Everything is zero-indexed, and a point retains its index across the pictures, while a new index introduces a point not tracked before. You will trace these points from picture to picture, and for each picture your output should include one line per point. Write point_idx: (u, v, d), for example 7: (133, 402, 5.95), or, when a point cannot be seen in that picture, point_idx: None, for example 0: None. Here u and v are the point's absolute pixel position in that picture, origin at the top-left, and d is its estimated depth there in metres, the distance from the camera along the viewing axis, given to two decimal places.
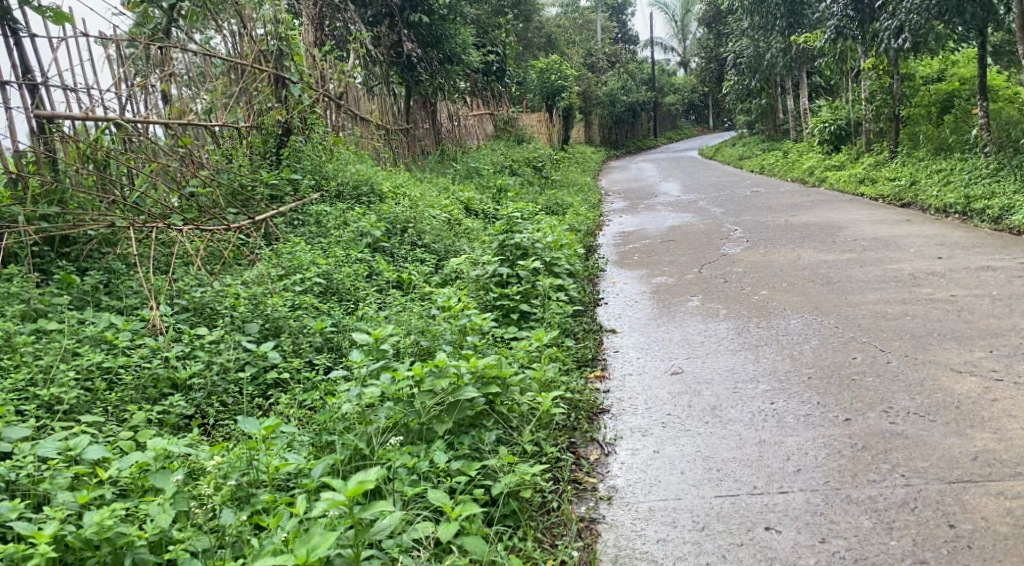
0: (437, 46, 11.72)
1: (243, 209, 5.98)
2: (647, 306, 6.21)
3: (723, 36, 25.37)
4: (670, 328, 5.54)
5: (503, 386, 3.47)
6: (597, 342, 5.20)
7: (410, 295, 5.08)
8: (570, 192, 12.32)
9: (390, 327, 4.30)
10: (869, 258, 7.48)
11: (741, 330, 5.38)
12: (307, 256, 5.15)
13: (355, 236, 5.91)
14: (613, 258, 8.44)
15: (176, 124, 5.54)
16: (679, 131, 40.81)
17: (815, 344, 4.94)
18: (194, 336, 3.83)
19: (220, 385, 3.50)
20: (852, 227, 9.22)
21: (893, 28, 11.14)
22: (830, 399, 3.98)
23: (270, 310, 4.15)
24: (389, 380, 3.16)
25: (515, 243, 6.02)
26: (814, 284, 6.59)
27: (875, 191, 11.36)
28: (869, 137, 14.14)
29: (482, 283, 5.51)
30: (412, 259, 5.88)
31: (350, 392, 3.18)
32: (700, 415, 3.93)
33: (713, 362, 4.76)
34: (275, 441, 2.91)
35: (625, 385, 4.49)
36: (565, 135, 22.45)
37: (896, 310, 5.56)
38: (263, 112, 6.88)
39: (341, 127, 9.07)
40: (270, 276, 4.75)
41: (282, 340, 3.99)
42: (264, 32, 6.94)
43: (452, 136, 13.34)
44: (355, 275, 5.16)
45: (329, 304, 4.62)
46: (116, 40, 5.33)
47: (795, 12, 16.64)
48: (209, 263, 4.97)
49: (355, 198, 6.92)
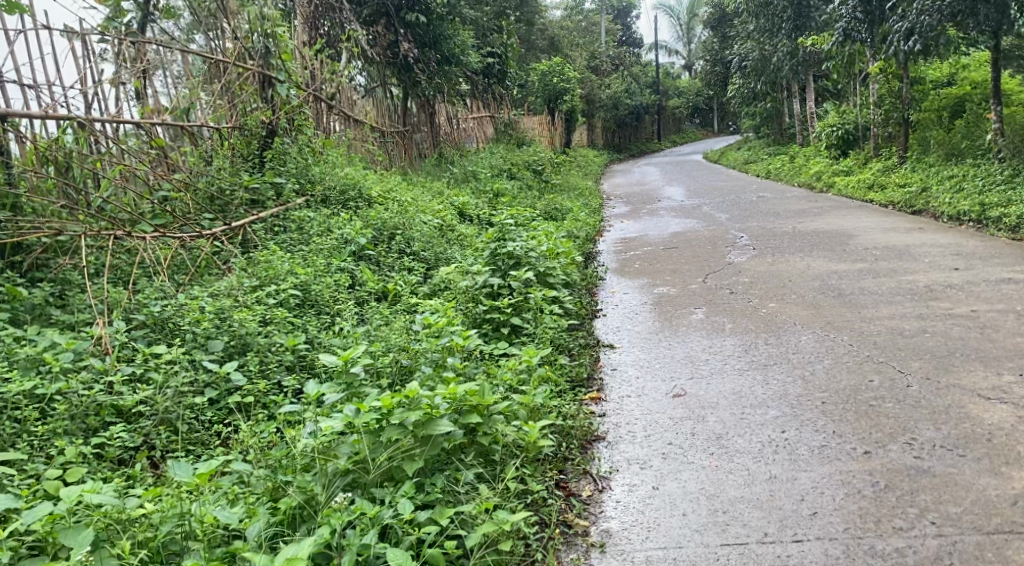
0: (435, 47, 11.34)
1: (221, 214, 5.69)
2: (648, 319, 5.86)
3: (729, 39, 25.01)
4: (671, 344, 5.20)
5: (484, 416, 3.14)
6: (594, 358, 4.86)
7: (395, 308, 4.76)
8: (570, 196, 11.99)
9: (369, 346, 3.96)
10: (882, 268, 7.13)
11: (748, 347, 5.04)
12: (285, 265, 4.82)
13: (338, 243, 5.57)
14: (613, 266, 8.10)
15: (149, 123, 5.21)
16: (683, 134, 40.53)
17: (828, 365, 4.59)
18: (149, 355, 3.49)
19: (173, 413, 3.18)
20: (863, 234, 8.87)
21: (903, 30, 10.70)
22: (847, 429, 3.64)
23: (236, 325, 3.81)
24: (353, 411, 2.80)
25: (507, 252, 5.68)
26: (824, 296, 6.24)
27: (885, 198, 11.01)
28: (877, 142, 13.80)
29: (471, 295, 5.18)
30: (399, 269, 5.55)
31: (310, 424, 2.84)
32: (704, 445, 3.61)
33: (718, 383, 4.43)
34: (211, 491, 2.59)
35: (622, 408, 4.17)
36: (567, 139, 22.12)
37: (914, 327, 5.22)
38: (246, 112, 6.53)
39: (332, 129, 8.72)
40: (242, 288, 4.43)
41: (246, 359, 3.66)
42: (249, 30, 6.61)
43: (450, 138, 13.01)
44: (336, 286, 4.83)
45: (304, 318, 4.28)
46: (87, 35, 5.01)
47: (802, 14, 16.27)
48: (177, 273, 4.64)
49: (342, 203, 6.58)
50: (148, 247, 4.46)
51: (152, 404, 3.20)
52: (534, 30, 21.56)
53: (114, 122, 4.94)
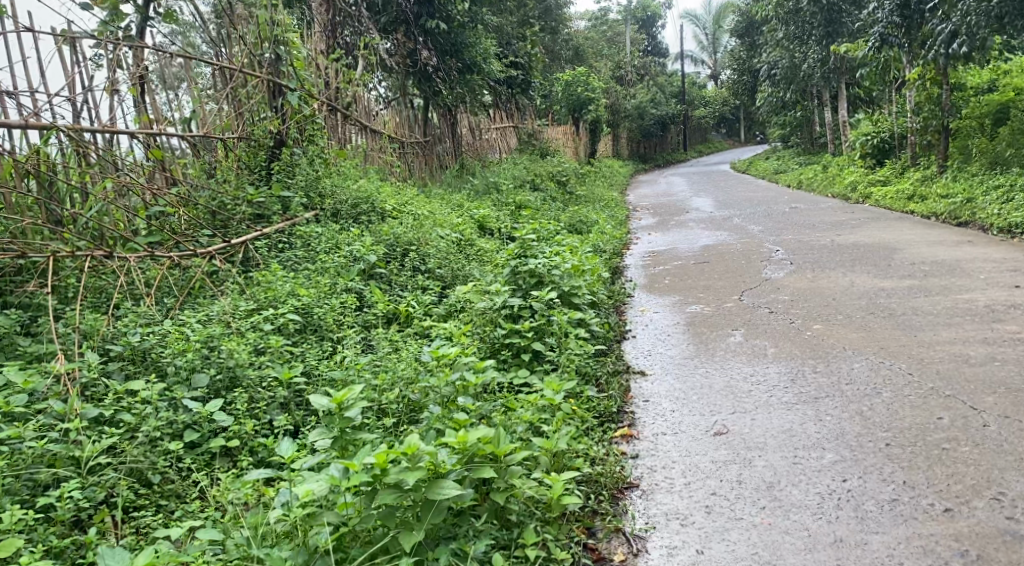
0: (456, 55, 10.90)
1: (222, 231, 5.31)
2: (682, 342, 5.39)
3: (756, 48, 24.41)
4: (708, 371, 4.72)
5: (498, 465, 2.73)
6: (623, 388, 4.42)
7: (406, 334, 4.38)
8: (595, 208, 11.54)
9: (373, 380, 3.56)
10: (933, 286, 6.59)
11: (795, 376, 4.55)
12: (286, 286, 4.44)
13: (347, 260, 5.16)
14: (642, 281, 7.64)
15: (146, 133, 4.85)
16: (709, 144, 39.92)
17: (886, 398, 4.09)
18: (123, 392, 3.11)
19: (144, 462, 2.80)
20: (909, 248, 8.30)
21: (947, 32, 10.22)
22: (918, 479, 3.21)
23: (223, 358, 3.40)
24: (340, 473, 2.37)
25: (529, 269, 5.20)
26: (873, 317, 5.73)
27: (926, 209, 10.44)
28: (914, 151, 13.22)
29: (488, 317, 4.75)
30: (413, 288, 5.15)
31: (284, 494, 2.45)
32: (753, 499, 3.20)
33: (763, 418, 3.97)
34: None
35: (657, 449, 3.73)
36: (592, 149, 21.67)
37: (979, 353, 4.71)
38: (254, 122, 6.16)
39: (347, 139, 8.33)
40: (237, 313, 4.04)
41: (232, 395, 3.26)
42: (258, 36, 6.23)
43: (472, 148, 12.60)
44: (341, 308, 4.44)
45: (303, 346, 3.88)
46: (75, 38, 4.65)
47: (833, 21, 15.73)
48: (168, 295, 4.26)
49: (353, 217, 6.18)
50: (131, 271, 4.08)
51: (121, 452, 2.83)
52: (559, 39, 21.18)
53: (105, 133, 4.57)
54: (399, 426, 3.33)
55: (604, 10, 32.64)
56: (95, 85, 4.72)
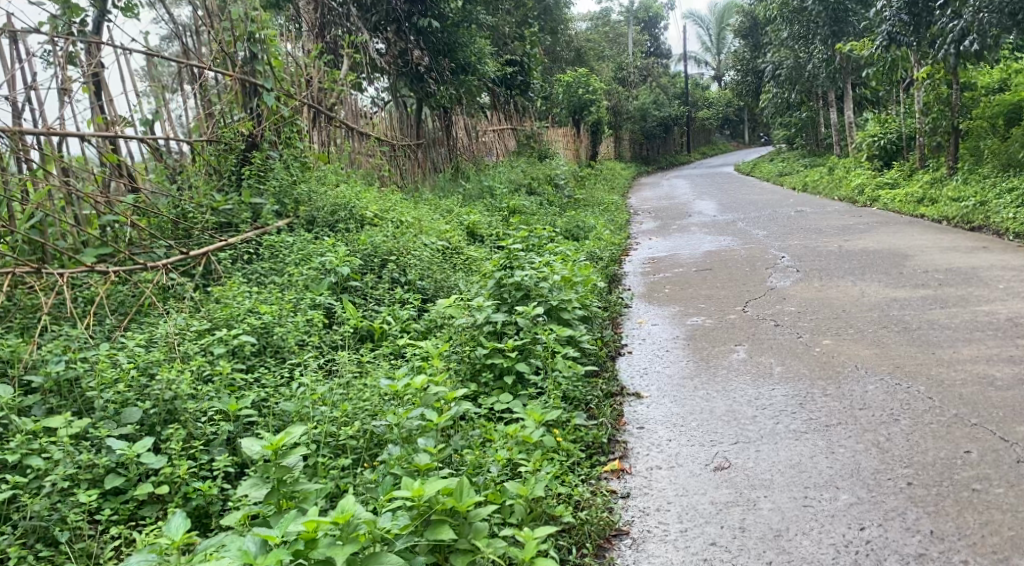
0: (450, 55, 10.34)
1: (183, 242, 4.95)
2: (681, 359, 4.98)
3: (761, 48, 24.01)
4: (709, 394, 4.32)
5: (462, 523, 2.42)
6: (615, 413, 4.02)
7: (379, 355, 4.00)
8: (594, 212, 11.17)
9: (332, 413, 3.20)
10: (949, 296, 6.18)
11: (804, 398, 4.15)
12: (246, 304, 4.07)
13: (318, 273, 4.75)
14: (639, 290, 7.26)
15: (95, 136, 4.47)
16: (713, 146, 39.56)
17: (906, 427, 3.69)
18: (39, 430, 2.78)
19: (50, 518, 2.51)
20: (921, 254, 7.89)
21: (958, 30, 9.78)
22: (947, 529, 2.88)
23: (159, 390, 3.04)
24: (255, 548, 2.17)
25: (514, 282, 4.81)
26: (887, 331, 5.32)
27: (937, 212, 10.02)
28: (923, 152, 12.83)
29: (469, 334, 4.34)
30: (390, 303, 4.74)
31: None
32: (757, 550, 2.87)
33: (769, 450, 3.58)
34: None
35: (651, 487, 3.35)
36: (593, 151, 21.31)
37: (1005, 374, 4.31)
38: (223, 124, 5.79)
39: (331, 140, 7.93)
40: (189, 334, 3.67)
41: (166, 431, 2.91)
42: (233, 34, 5.88)
43: (469, 150, 12.23)
44: (305, 326, 4.05)
45: (259, 372, 3.52)
46: (21, 33, 4.27)
47: (839, 19, 15.32)
48: (111, 314, 3.96)
49: (329, 224, 5.75)
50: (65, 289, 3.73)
51: (23, 507, 2.52)
52: (560, 40, 20.76)
53: (50, 135, 4.19)
54: (358, 466, 2.96)
55: (607, 11, 32.33)
56: (40, 83, 4.34)
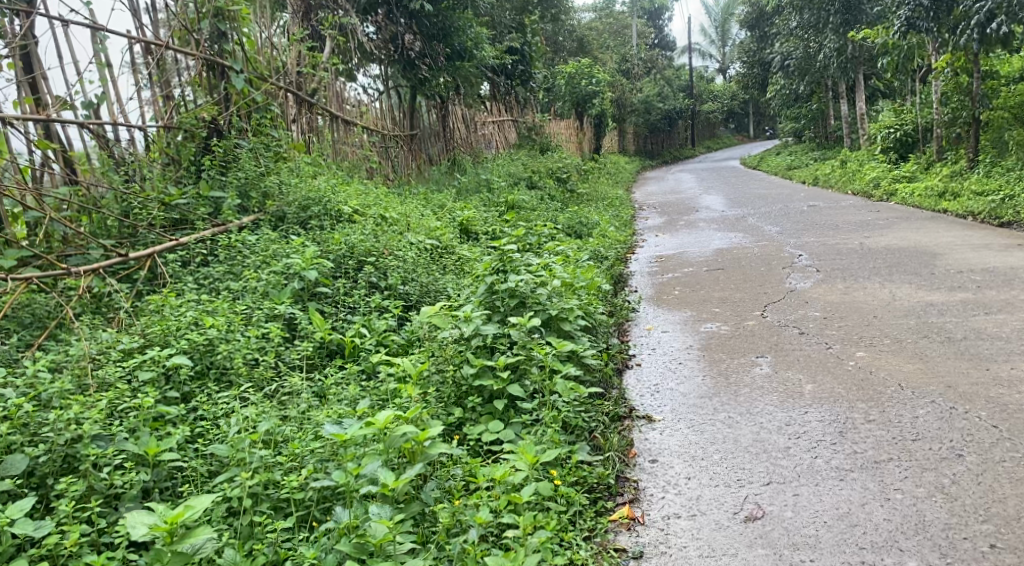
0: (443, 40, 9.74)
1: (127, 244, 4.40)
2: (697, 373, 4.35)
3: (767, 38, 23.33)
4: (732, 417, 3.67)
5: None
6: (624, 443, 3.40)
7: (346, 375, 3.38)
8: (597, 207, 10.55)
9: (276, 455, 2.61)
10: (992, 300, 5.53)
11: (847, 424, 3.51)
12: (189, 314, 3.47)
13: (280, 277, 4.13)
14: (648, 291, 6.66)
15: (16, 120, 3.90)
16: (718, 140, 38.91)
17: (974, 465, 3.07)
18: None
19: None
20: (953, 253, 7.25)
21: (984, 11, 9.03)
22: None
23: (53, 432, 2.49)
24: None
25: (508, 288, 4.14)
26: (929, 342, 4.68)
27: (961, 206, 9.34)
28: (942, 144, 12.13)
29: (454, 350, 3.70)
30: (366, 311, 4.12)
31: None
32: None
33: (809, 495, 2.95)
34: None
35: (670, 544, 2.75)
36: (597, 144, 20.69)
37: None
38: (184, 109, 5.18)
39: (312, 130, 7.26)
40: (112, 357, 3.10)
41: (58, 486, 2.35)
42: (197, 10, 5.28)
43: (468, 142, 11.60)
44: (259, 342, 3.42)
45: (196, 402, 2.92)
46: None
47: (852, 7, 14.58)
48: (26, 334, 3.43)
49: (302, 221, 5.12)
50: None
51: None
52: (562, 29, 20.00)
53: None
54: (306, 529, 2.37)
55: (609, 4, 31.61)
56: None
